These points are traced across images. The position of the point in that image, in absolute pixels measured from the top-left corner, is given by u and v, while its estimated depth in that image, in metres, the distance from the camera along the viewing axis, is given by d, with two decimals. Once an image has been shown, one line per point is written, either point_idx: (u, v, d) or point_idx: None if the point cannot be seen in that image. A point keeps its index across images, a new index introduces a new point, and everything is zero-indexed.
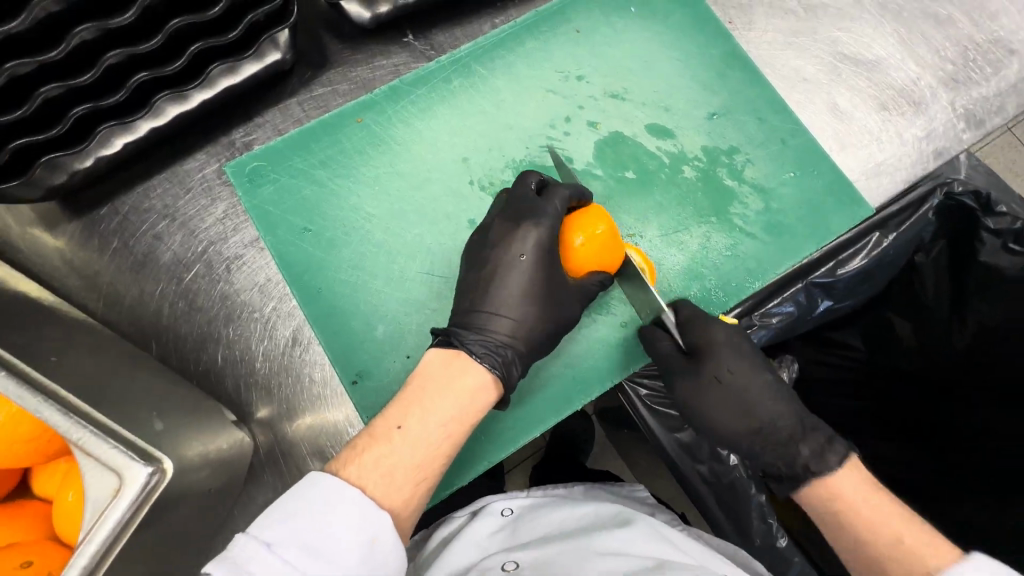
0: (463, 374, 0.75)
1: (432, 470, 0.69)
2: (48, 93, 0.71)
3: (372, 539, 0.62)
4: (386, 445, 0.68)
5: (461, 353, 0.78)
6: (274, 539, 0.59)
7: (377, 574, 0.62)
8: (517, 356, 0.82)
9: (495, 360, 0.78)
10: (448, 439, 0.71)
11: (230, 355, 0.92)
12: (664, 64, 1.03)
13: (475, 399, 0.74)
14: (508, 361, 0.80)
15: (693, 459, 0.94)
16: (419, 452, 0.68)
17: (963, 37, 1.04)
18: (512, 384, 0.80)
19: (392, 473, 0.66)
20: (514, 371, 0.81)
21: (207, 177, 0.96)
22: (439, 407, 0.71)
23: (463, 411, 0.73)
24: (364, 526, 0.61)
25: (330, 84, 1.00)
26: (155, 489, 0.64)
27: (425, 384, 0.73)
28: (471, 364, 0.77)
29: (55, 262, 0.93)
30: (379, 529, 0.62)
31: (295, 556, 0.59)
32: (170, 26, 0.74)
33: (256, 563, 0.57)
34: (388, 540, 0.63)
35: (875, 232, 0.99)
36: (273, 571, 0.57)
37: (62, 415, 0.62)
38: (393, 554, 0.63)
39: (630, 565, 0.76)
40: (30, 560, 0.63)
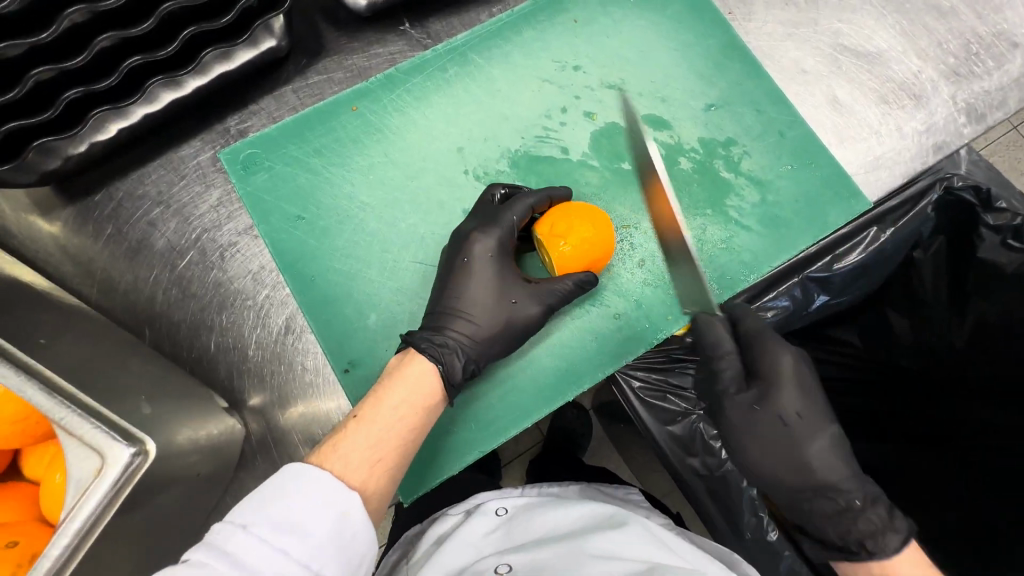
0: (412, 364, 0.79)
1: (390, 451, 0.71)
2: (39, 76, 0.71)
3: (342, 513, 0.62)
4: (343, 433, 0.71)
5: (416, 354, 0.80)
6: (248, 520, 0.59)
7: (349, 551, 0.62)
8: (460, 349, 0.83)
9: (435, 351, 0.80)
10: (404, 420, 0.73)
11: (223, 342, 0.92)
12: (663, 55, 1.02)
13: (428, 383, 0.78)
14: (449, 352, 0.81)
15: (685, 453, 0.95)
16: (374, 435, 0.71)
17: (966, 30, 1.03)
18: (454, 380, 0.81)
19: (350, 455, 0.69)
20: (456, 363, 0.81)
21: (202, 164, 0.95)
22: (392, 394, 0.75)
23: (414, 393, 0.76)
24: (334, 501, 0.63)
25: (326, 72, 0.99)
26: (137, 471, 0.63)
27: (381, 381, 0.77)
28: (415, 359, 0.80)
29: (49, 247, 0.93)
30: (347, 501, 0.63)
31: (270, 533, 0.59)
32: (162, 9, 0.73)
33: (233, 544, 0.58)
34: (359, 512, 0.64)
35: (873, 227, 0.97)
36: (252, 551, 0.57)
37: (46, 396, 0.62)
38: (362, 528, 0.63)
39: (624, 570, 0.77)
40: (16, 540, 0.63)
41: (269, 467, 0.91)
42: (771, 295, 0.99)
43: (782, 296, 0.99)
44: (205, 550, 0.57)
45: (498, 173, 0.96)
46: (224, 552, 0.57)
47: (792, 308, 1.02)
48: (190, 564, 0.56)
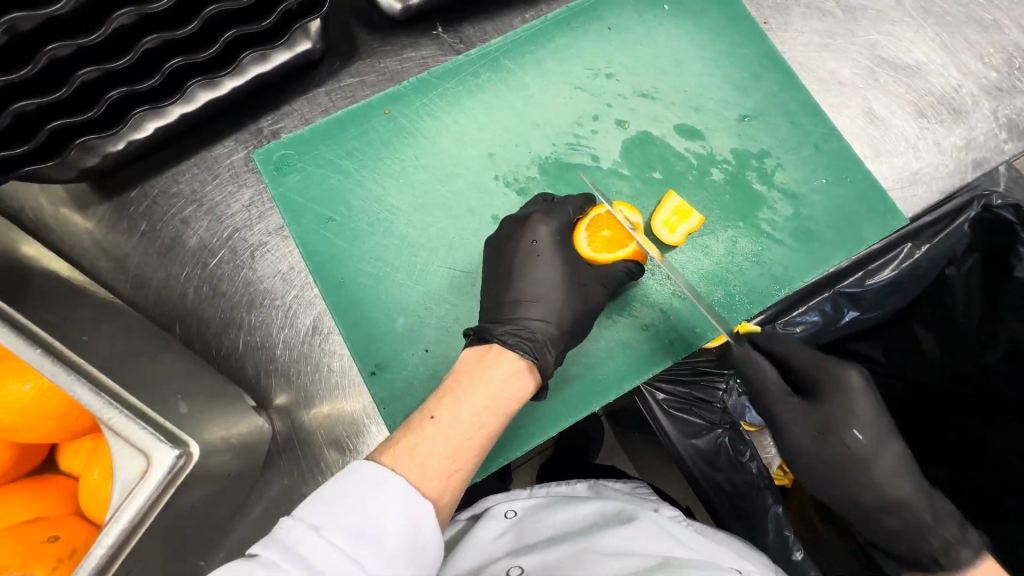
0: (493, 365, 0.76)
1: (463, 462, 0.68)
2: (85, 77, 0.72)
3: (415, 523, 0.61)
4: (420, 435, 0.68)
5: (494, 346, 0.79)
6: (320, 522, 0.58)
7: (416, 561, 0.60)
8: (549, 341, 0.82)
9: (527, 346, 0.79)
10: (481, 428, 0.70)
11: (252, 341, 0.92)
12: (697, 64, 1.01)
13: (507, 386, 0.75)
14: (540, 346, 0.81)
15: (710, 467, 0.93)
16: (452, 442, 0.68)
17: (1009, 44, 1.01)
18: (548, 371, 0.80)
19: (426, 462, 0.65)
20: (548, 356, 0.81)
21: (235, 164, 0.97)
22: (473, 397, 0.72)
23: (494, 399, 0.73)
24: (407, 510, 0.61)
25: (358, 75, 1.00)
26: (182, 471, 0.64)
27: (460, 379, 0.74)
28: (500, 356, 0.78)
29: (85, 242, 0.94)
30: (421, 511, 0.61)
31: (342, 540, 0.57)
32: (206, 13, 0.74)
33: (306, 547, 0.56)
34: (430, 524, 0.62)
35: (908, 243, 0.94)
36: (322, 555, 0.56)
37: (96, 395, 0.62)
38: (433, 541, 0.62)
39: (637, 565, 0.75)
40: (57, 534, 0.64)
41: (293, 465, 0.92)
42: (801, 310, 0.95)
43: (812, 311, 0.96)
44: (276, 549, 0.56)
45: (527, 179, 0.96)
46: (297, 554, 0.55)
47: (820, 324, 0.99)
48: (262, 563, 0.55)
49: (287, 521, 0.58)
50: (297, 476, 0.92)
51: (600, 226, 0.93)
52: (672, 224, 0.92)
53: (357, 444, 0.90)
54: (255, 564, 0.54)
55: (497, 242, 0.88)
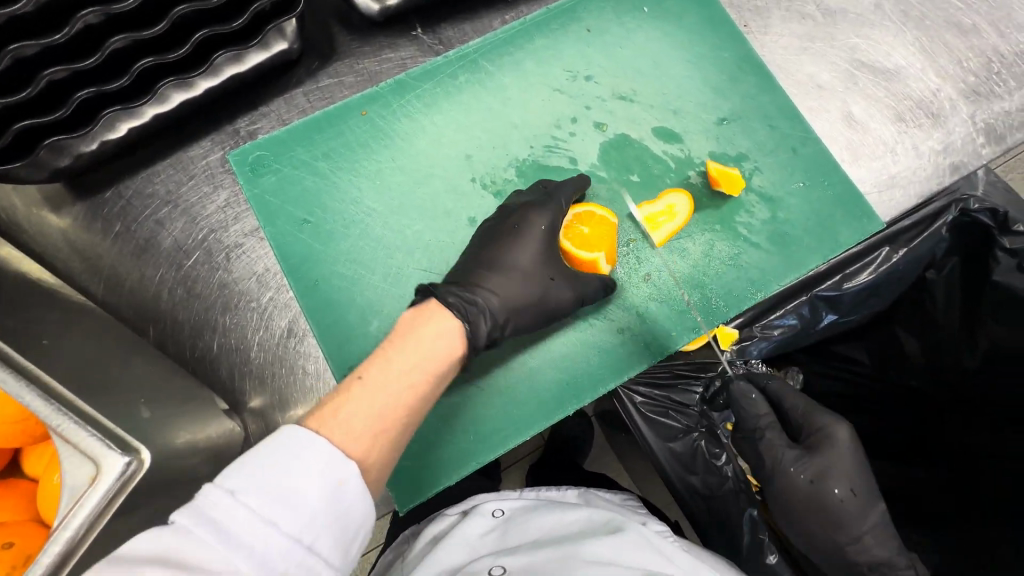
0: (424, 325, 0.76)
1: (392, 422, 0.67)
2: (52, 77, 0.72)
3: (339, 483, 0.60)
4: (346, 396, 0.67)
5: (430, 309, 0.78)
6: (237, 486, 0.57)
7: (341, 521, 0.60)
8: (488, 310, 0.83)
9: (463, 306, 0.80)
10: (411, 388, 0.70)
11: (226, 343, 0.91)
12: (676, 66, 1.01)
13: (438, 346, 0.75)
14: (477, 312, 0.81)
15: (686, 470, 0.93)
16: (379, 400, 0.67)
17: (987, 48, 1.01)
18: (479, 337, 0.80)
19: (352, 422, 0.65)
20: (483, 322, 0.81)
21: (211, 165, 0.96)
22: (402, 356, 0.72)
23: (422, 358, 0.72)
24: (329, 469, 0.60)
25: (336, 76, 0.99)
26: (133, 478, 0.63)
27: (391, 340, 0.74)
28: (434, 317, 0.77)
29: (58, 243, 0.93)
30: (344, 469, 0.61)
31: (260, 502, 0.56)
32: (175, 13, 0.74)
33: (221, 510, 0.55)
34: (355, 483, 0.61)
35: (885, 247, 0.97)
36: (239, 518, 0.55)
37: (44, 400, 0.62)
38: (359, 501, 0.61)
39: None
40: (11, 541, 0.63)
41: None
42: (779, 313, 0.99)
43: (791, 314, 0.99)
44: (191, 517, 0.54)
45: (505, 181, 0.96)
46: (210, 520, 0.54)
47: (800, 327, 1.01)
48: (176, 531, 0.53)
49: (204, 487, 0.56)
50: None
51: (584, 221, 0.93)
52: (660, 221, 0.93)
53: None
54: (170, 537, 0.53)
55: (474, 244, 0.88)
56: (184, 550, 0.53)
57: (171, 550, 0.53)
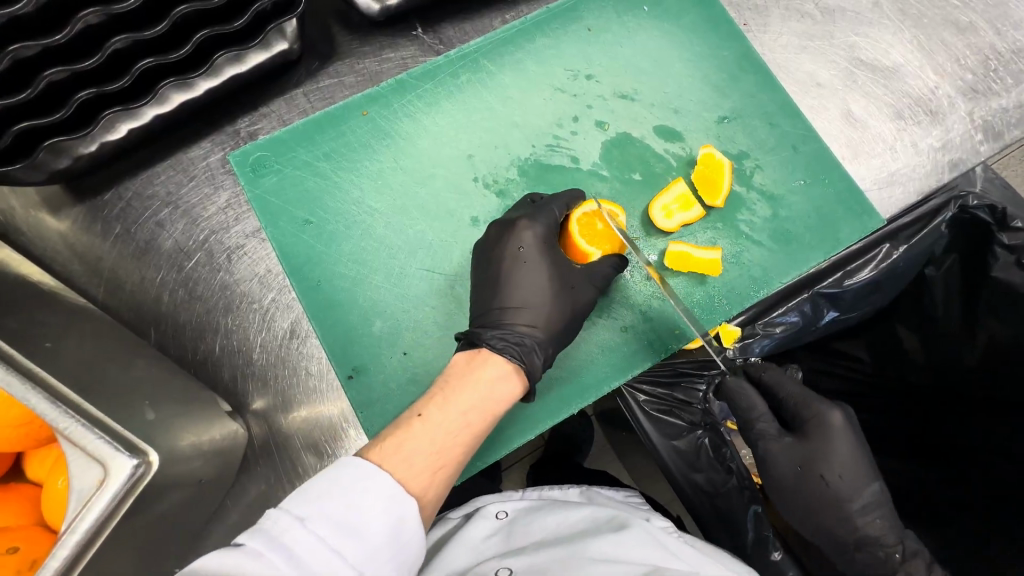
0: (482, 366, 0.77)
1: (448, 460, 0.68)
2: (52, 77, 0.71)
3: (400, 520, 0.60)
4: (408, 431, 0.68)
5: (483, 349, 0.80)
6: (306, 513, 0.57)
7: (399, 557, 0.60)
8: (537, 346, 0.83)
9: (514, 350, 0.80)
10: (468, 427, 0.71)
11: (228, 345, 0.91)
12: (677, 65, 1.01)
13: (496, 387, 0.76)
14: (528, 350, 0.81)
15: (690, 468, 0.93)
16: (440, 439, 0.68)
17: (985, 46, 1.02)
18: (535, 376, 0.81)
19: (413, 458, 0.66)
20: (535, 360, 0.81)
21: (211, 165, 0.95)
22: (462, 396, 0.73)
23: (482, 399, 0.74)
24: (391, 507, 0.60)
25: (337, 76, 0.99)
26: (141, 480, 0.63)
27: (448, 378, 0.75)
28: (489, 358, 0.79)
29: (58, 246, 0.93)
30: (405, 507, 0.61)
31: (328, 532, 0.56)
32: (176, 13, 0.74)
33: (290, 537, 0.55)
34: (414, 520, 0.61)
35: (885, 244, 0.97)
36: (308, 547, 0.55)
37: (50, 403, 0.62)
38: (417, 537, 0.61)
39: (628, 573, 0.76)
40: (16, 545, 0.63)
41: (270, 470, 0.91)
42: (781, 310, 0.99)
43: (792, 311, 0.99)
44: (262, 540, 0.55)
45: (507, 181, 0.96)
46: (280, 544, 0.55)
47: (801, 324, 1.01)
48: (246, 552, 0.54)
49: (273, 513, 0.57)
50: (273, 481, 0.90)
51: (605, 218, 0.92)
52: (690, 201, 0.93)
53: (336, 448, 0.90)
54: (238, 554, 0.54)
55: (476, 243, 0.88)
56: (255, 570, 0.53)
57: (237, 566, 0.53)
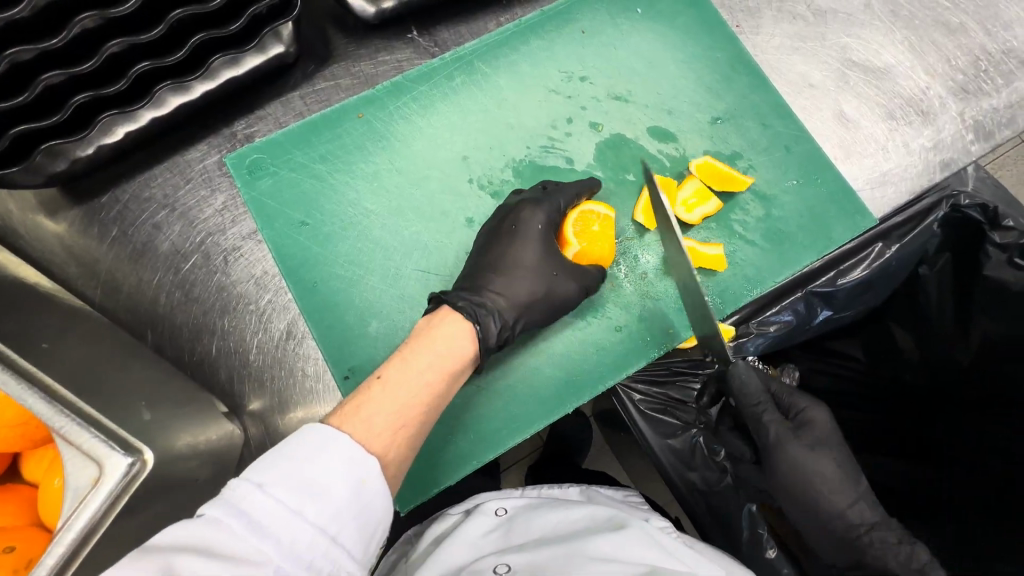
0: (439, 325, 0.78)
1: (410, 419, 0.69)
2: (49, 81, 0.72)
3: (361, 480, 0.60)
4: (366, 395, 0.68)
5: (443, 313, 0.80)
6: (266, 479, 0.57)
7: (365, 518, 0.60)
8: (497, 310, 0.84)
9: (475, 312, 0.81)
10: (428, 387, 0.71)
11: (225, 346, 0.92)
12: (670, 67, 1.02)
13: (454, 348, 0.76)
14: (486, 313, 0.82)
15: (685, 467, 0.93)
16: (400, 400, 0.69)
17: (975, 47, 1.02)
18: (491, 341, 0.82)
19: (373, 419, 0.66)
20: (493, 326, 0.83)
21: (208, 168, 0.96)
22: (420, 358, 0.73)
23: (440, 357, 0.74)
24: (352, 467, 0.60)
25: (333, 79, 0.99)
26: (136, 478, 0.63)
27: (408, 342, 0.75)
28: (446, 319, 0.79)
29: (54, 248, 0.93)
30: (366, 468, 0.61)
31: (287, 495, 0.57)
32: (172, 16, 0.74)
33: (249, 503, 0.56)
34: (377, 480, 0.61)
35: (878, 243, 0.98)
36: (269, 510, 0.55)
37: (45, 403, 0.62)
38: (381, 497, 0.61)
39: (626, 573, 0.76)
40: (13, 545, 0.63)
41: None
42: (774, 310, 1.00)
43: (786, 310, 1.00)
44: (221, 507, 0.55)
45: (502, 182, 0.97)
46: (241, 511, 0.55)
47: (796, 322, 1.02)
48: (207, 521, 0.54)
49: (233, 481, 0.57)
50: None
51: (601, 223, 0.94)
52: (689, 206, 0.94)
53: None
54: (202, 524, 0.54)
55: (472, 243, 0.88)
56: (219, 540, 0.53)
57: (201, 537, 0.53)
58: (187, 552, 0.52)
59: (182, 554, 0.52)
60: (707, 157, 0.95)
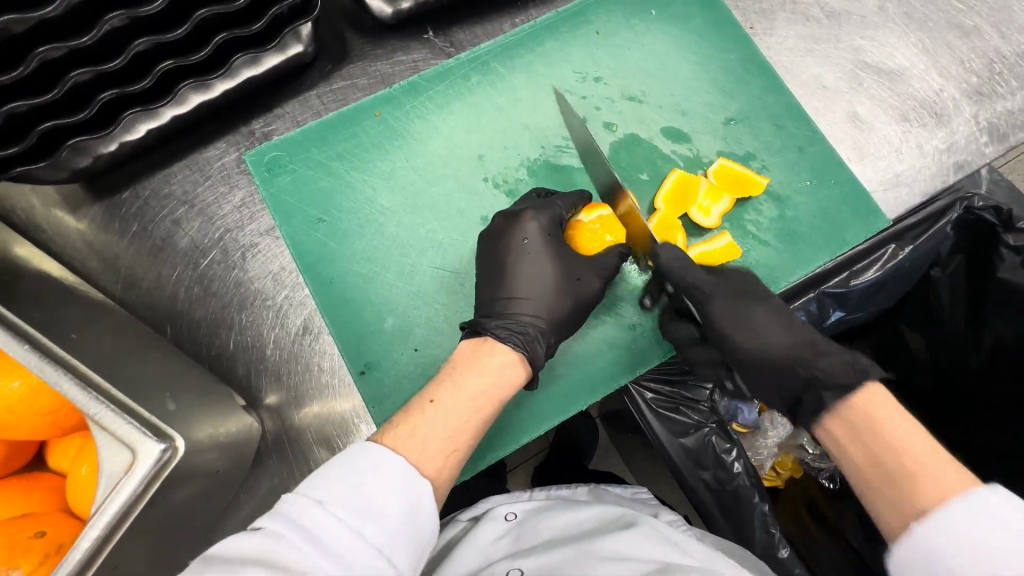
0: (491, 354, 0.78)
1: (461, 444, 0.69)
2: (77, 78, 0.73)
3: (413, 504, 0.61)
4: (420, 416, 0.69)
5: (488, 338, 0.81)
6: (324, 497, 0.58)
7: (415, 542, 0.61)
8: (540, 334, 0.84)
9: (518, 339, 0.81)
10: (479, 412, 0.72)
11: (242, 341, 0.93)
12: (684, 68, 1.03)
13: (504, 375, 0.77)
14: (531, 339, 0.82)
15: (697, 466, 0.93)
16: (451, 423, 0.69)
17: (989, 50, 1.03)
18: (539, 363, 0.82)
19: (425, 442, 0.67)
20: (539, 349, 0.83)
21: (227, 165, 0.97)
22: (471, 382, 0.74)
23: (492, 385, 0.75)
24: (407, 490, 0.61)
25: (350, 78, 1.01)
26: (169, 464, 0.65)
27: (458, 365, 0.76)
28: (496, 346, 0.80)
29: (77, 243, 0.95)
30: (420, 492, 0.62)
31: (346, 514, 0.58)
32: (198, 16, 0.75)
33: (309, 519, 0.56)
34: (428, 506, 0.63)
35: (892, 244, 0.97)
36: (328, 530, 0.56)
37: (80, 388, 0.64)
38: (431, 522, 0.62)
39: (635, 570, 0.75)
40: (43, 530, 0.64)
41: (282, 464, 0.92)
42: (787, 309, 0.99)
43: (798, 310, 1.00)
44: (281, 522, 0.56)
45: (516, 180, 0.98)
46: (300, 525, 0.56)
47: (807, 323, 1.02)
48: (267, 534, 0.55)
49: (290, 497, 0.58)
50: (286, 475, 0.92)
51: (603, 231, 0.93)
52: (705, 207, 0.94)
53: (347, 443, 0.91)
54: (260, 536, 0.54)
55: (486, 239, 0.89)
56: (276, 551, 0.53)
57: (262, 550, 0.53)
58: (247, 562, 0.52)
59: (245, 565, 0.51)
60: (723, 160, 0.95)
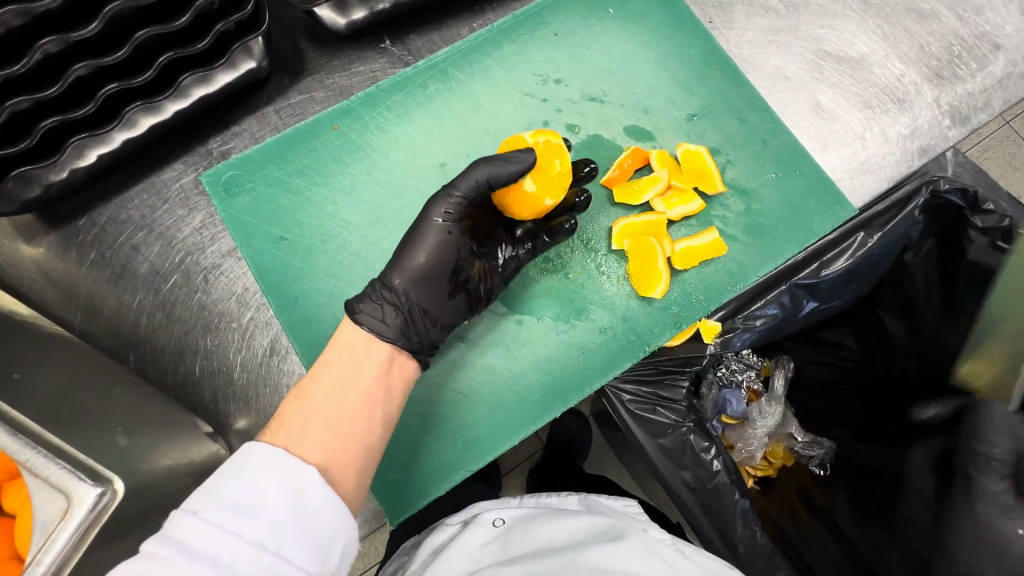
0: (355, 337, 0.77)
1: (343, 424, 0.68)
2: (15, 106, 0.71)
3: (297, 491, 0.60)
4: (292, 410, 0.68)
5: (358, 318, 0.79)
6: (200, 506, 0.57)
7: (308, 529, 0.59)
8: (417, 302, 0.83)
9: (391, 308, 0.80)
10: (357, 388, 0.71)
11: (208, 365, 0.89)
12: (645, 66, 1.02)
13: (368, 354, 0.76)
14: (409, 310, 0.82)
15: (677, 466, 0.93)
16: (327, 406, 0.68)
17: (947, 33, 1.03)
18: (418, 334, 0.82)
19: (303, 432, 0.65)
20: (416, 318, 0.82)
21: (184, 187, 0.95)
22: (336, 364, 0.73)
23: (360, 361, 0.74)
24: (288, 478, 0.60)
25: (307, 91, 0.98)
26: (106, 507, 0.65)
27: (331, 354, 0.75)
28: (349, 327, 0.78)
29: (31, 274, 0.91)
30: (304, 478, 0.61)
31: (221, 517, 0.56)
32: (137, 37, 0.74)
33: (184, 531, 0.55)
34: (316, 489, 0.61)
35: (860, 232, 0.98)
36: (206, 534, 0.55)
37: (10, 437, 0.64)
38: (322, 504, 0.61)
39: None
40: None
41: None
42: (761, 303, 0.98)
43: (772, 304, 0.99)
44: (161, 542, 0.55)
45: None
46: (175, 540, 0.55)
47: (782, 316, 1.01)
48: (144, 557, 0.54)
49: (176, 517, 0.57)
50: None
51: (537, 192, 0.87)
52: (671, 203, 0.94)
53: None
54: (148, 561, 0.54)
55: None
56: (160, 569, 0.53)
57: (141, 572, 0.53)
58: None
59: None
60: (692, 153, 0.95)
